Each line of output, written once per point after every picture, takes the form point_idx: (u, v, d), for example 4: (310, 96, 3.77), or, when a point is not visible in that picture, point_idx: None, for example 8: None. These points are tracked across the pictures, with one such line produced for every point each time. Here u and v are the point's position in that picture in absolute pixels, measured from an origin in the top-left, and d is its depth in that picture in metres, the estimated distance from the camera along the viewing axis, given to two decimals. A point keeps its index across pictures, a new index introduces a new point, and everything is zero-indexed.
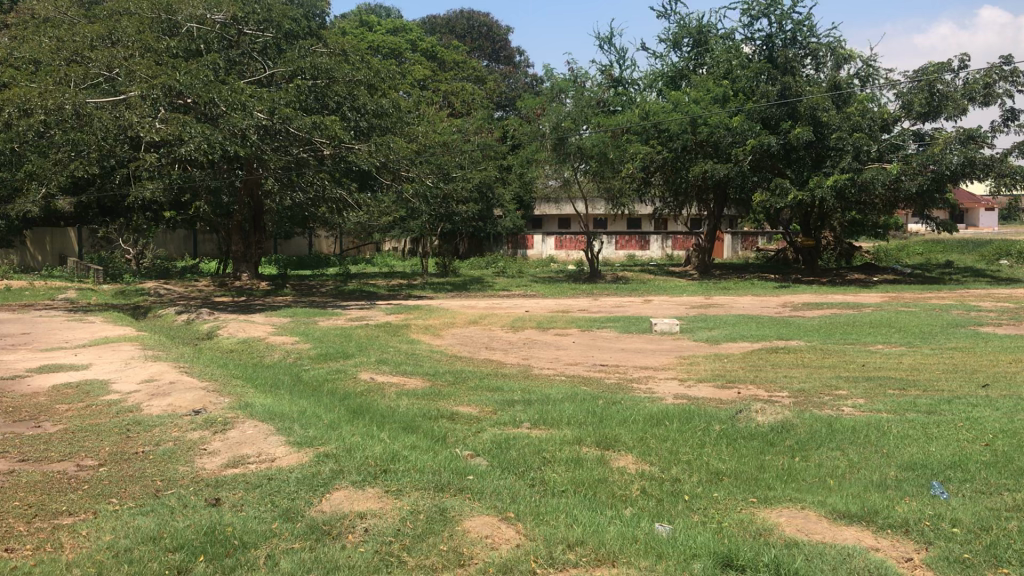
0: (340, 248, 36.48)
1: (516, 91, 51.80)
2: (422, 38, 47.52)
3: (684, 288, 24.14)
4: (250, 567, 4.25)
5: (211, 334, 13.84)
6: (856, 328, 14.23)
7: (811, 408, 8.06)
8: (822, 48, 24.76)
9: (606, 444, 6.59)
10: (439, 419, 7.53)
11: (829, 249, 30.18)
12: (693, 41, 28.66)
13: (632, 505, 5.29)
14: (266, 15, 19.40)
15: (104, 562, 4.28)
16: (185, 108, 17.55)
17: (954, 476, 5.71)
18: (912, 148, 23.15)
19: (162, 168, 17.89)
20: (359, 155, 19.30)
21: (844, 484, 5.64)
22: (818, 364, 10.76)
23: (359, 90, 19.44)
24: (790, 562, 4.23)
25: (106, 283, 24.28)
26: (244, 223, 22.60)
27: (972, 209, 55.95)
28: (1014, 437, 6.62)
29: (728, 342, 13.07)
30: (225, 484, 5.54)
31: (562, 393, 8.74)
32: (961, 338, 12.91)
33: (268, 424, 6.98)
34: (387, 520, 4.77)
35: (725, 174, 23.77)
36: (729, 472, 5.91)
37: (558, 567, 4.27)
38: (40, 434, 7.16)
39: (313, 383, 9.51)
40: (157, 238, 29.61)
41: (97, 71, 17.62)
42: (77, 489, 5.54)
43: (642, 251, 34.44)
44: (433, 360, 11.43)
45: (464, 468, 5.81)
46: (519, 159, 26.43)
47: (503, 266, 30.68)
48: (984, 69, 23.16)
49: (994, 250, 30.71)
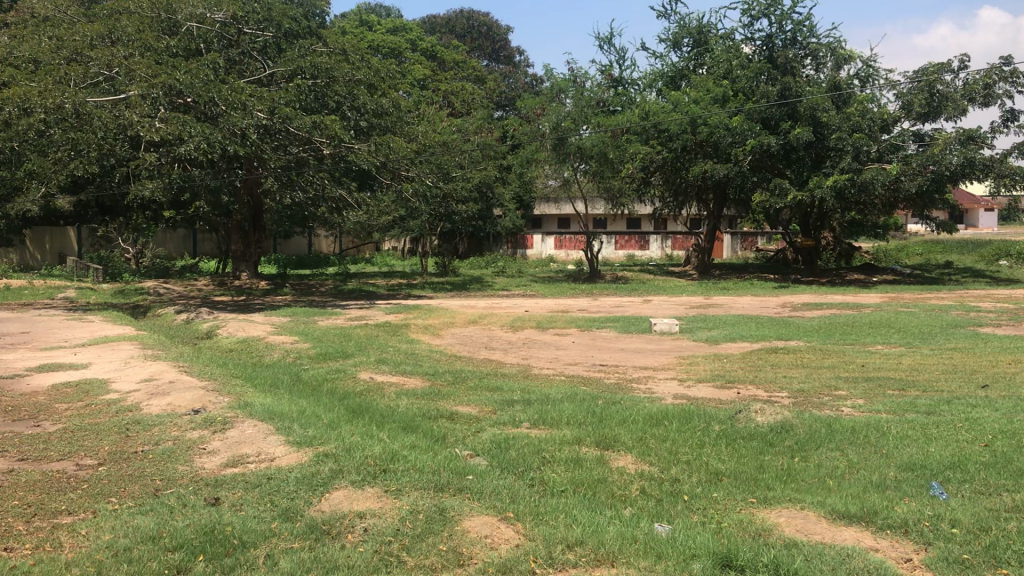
0: (340, 248, 36.52)
1: (516, 91, 51.79)
2: (422, 38, 47.51)
3: (685, 288, 24.11)
4: (249, 567, 4.25)
5: (211, 333, 13.81)
6: (856, 328, 14.23)
7: (811, 408, 8.07)
8: (822, 48, 24.77)
9: (606, 444, 6.59)
10: (439, 419, 7.52)
11: (829, 249, 30.18)
12: (693, 41, 28.67)
13: (631, 505, 5.29)
14: (266, 15, 19.37)
15: (104, 562, 4.27)
16: (185, 108, 17.55)
17: (953, 477, 5.71)
18: (912, 148, 23.18)
19: (162, 168, 17.85)
20: (359, 154, 19.33)
21: (843, 485, 5.64)
22: (818, 364, 10.76)
23: (359, 90, 19.44)
24: (790, 562, 4.23)
25: (105, 283, 24.24)
26: (244, 223, 22.64)
27: (972, 209, 56.02)
28: (1014, 437, 6.62)
29: (728, 342, 13.08)
30: (224, 484, 5.53)
31: (561, 393, 8.74)
32: (961, 338, 12.91)
33: (267, 424, 6.97)
34: (386, 520, 4.77)
35: (725, 174, 23.79)
36: (729, 473, 5.92)
37: (558, 567, 4.27)
38: (39, 433, 7.15)
39: (312, 382, 9.50)
40: (156, 237, 29.59)
41: (97, 70, 17.63)
42: (76, 489, 5.54)
43: (642, 251, 34.46)
44: (433, 359, 11.42)
45: (463, 468, 5.80)
46: (519, 159, 26.43)
47: (503, 266, 30.66)
48: (985, 70, 23.16)
49: (994, 250, 30.73)
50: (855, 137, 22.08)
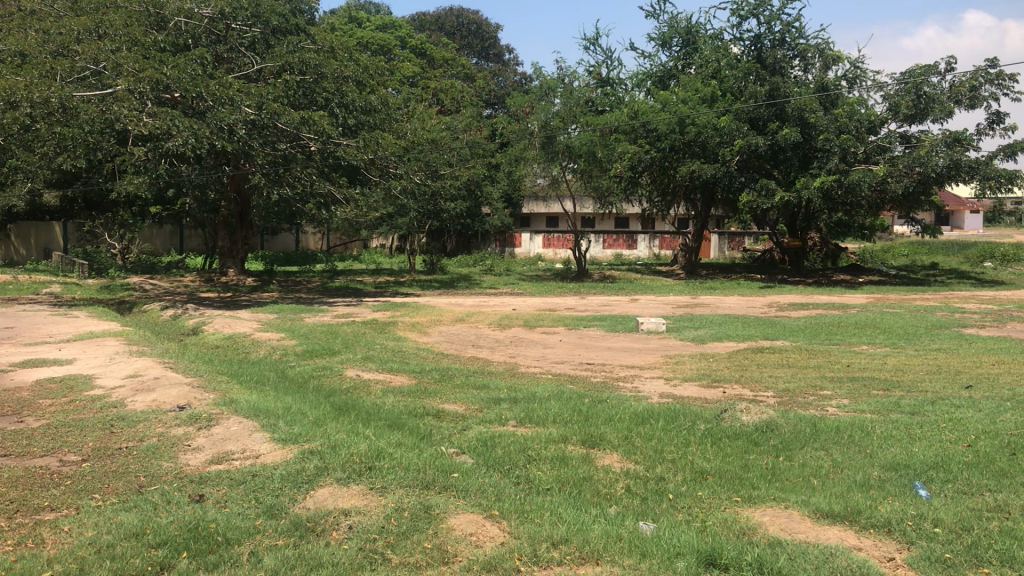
0: (328, 245, 36.36)
1: (506, 88, 51.77)
2: (412, 34, 47.40)
3: (671, 287, 24.29)
4: (233, 563, 4.24)
5: (196, 329, 13.76)
6: (841, 328, 14.34)
7: (795, 408, 8.09)
8: (811, 49, 24.84)
9: (591, 442, 6.61)
10: (425, 417, 7.52)
11: (816, 250, 30.46)
12: (683, 40, 28.98)
13: (617, 503, 5.32)
14: (254, 10, 19.25)
15: (87, 558, 4.25)
16: (172, 103, 17.34)
17: (936, 477, 5.77)
18: (898, 150, 23.31)
19: (148, 164, 17.25)
20: (347, 151, 19.21)
21: (827, 484, 5.68)
22: (804, 364, 10.83)
23: (347, 86, 19.58)
24: (774, 561, 4.26)
25: (90, 278, 24.11)
26: (230, 218, 22.52)
27: (957, 211, 56.86)
28: (996, 438, 6.69)
29: (714, 341, 13.13)
30: (209, 480, 5.52)
31: (548, 391, 8.76)
32: (945, 339, 12.99)
33: (253, 420, 6.95)
34: (371, 517, 4.77)
35: (713, 174, 23.83)
36: (713, 472, 5.94)
37: (543, 565, 4.29)
38: (23, 429, 7.09)
39: (298, 380, 9.42)
40: (142, 233, 29.31)
41: (83, 64, 17.34)
42: (59, 485, 5.51)
43: (630, 250, 34.45)
44: (420, 357, 11.43)
45: (449, 465, 5.81)
46: (507, 158, 26.34)
47: (491, 264, 30.74)
48: (971, 72, 23.30)
49: (978, 251, 30.95)
50: (843, 139, 22.09)
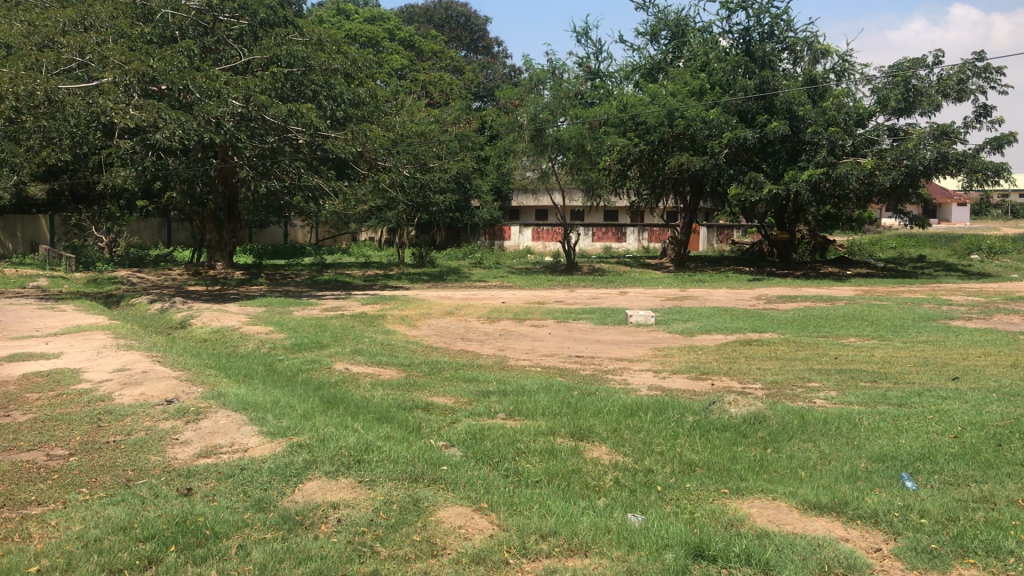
0: (317, 238, 36.29)
1: (496, 81, 51.51)
2: (401, 26, 46.71)
3: (660, 280, 24.38)
4: (222, 557, 4.23)
5: (184, 322, 13.71)
6: (829, 321, 14.42)
7: (783, 400, 8.16)
8: (800, 42, 24.79)
9: (580, 435, 6.64)
10: (414, 410, 7.51)
11: (805, 242, 30.66)
12: (672, 33, 28.97)
13: (606, 495, 5.33)
14: (241, 3, 19.17)
15: (74, 553, 4.22)
16: (160, 96, 17.14)
17: (923, 468, 5.81)
18: (886, 142, 23.54)
19: (136, 156, 17.06)
20: (336, 144, 19.11)
21: (815, 475, 5.72)
22: (791, 356, 10.90)
23: (336, 79, 19.37)
24: (761, 552, 4.30)
25: (78, 272, 23.88)
26: (217, 211, 22.45)
27: (943, 204, 56.83)
28: (982, 429, 6.77)
29: (703, 334, 13.17)
30: (197, 474, 5.49)
31: (537, 384, 8.77)
32: (933, 331, 13.08)
33: (242, 415, 6.91)
34: (359, 510, 4.77)
35: (701, 166, 24.00)
36: (702, 464, 5.97)
37: (531, 557, 4.29)
38: (9, 423, 7.04)
39: (286, 372, 9.42)
40: (130, 226, 29.21)
41: (69, 56, 17.12)
42: (46, 479, 5.47)
43: (619, 242, 34.37)
44: (409, 350, 11.44)
45: (437, 459, 5.81)
46: (496, 151, 26.25)
47: (480, 258, 30.77)
48: (959, 65, 23.44)
49: (966, 244, 31.09)
50: (831, 131, 22.14)
